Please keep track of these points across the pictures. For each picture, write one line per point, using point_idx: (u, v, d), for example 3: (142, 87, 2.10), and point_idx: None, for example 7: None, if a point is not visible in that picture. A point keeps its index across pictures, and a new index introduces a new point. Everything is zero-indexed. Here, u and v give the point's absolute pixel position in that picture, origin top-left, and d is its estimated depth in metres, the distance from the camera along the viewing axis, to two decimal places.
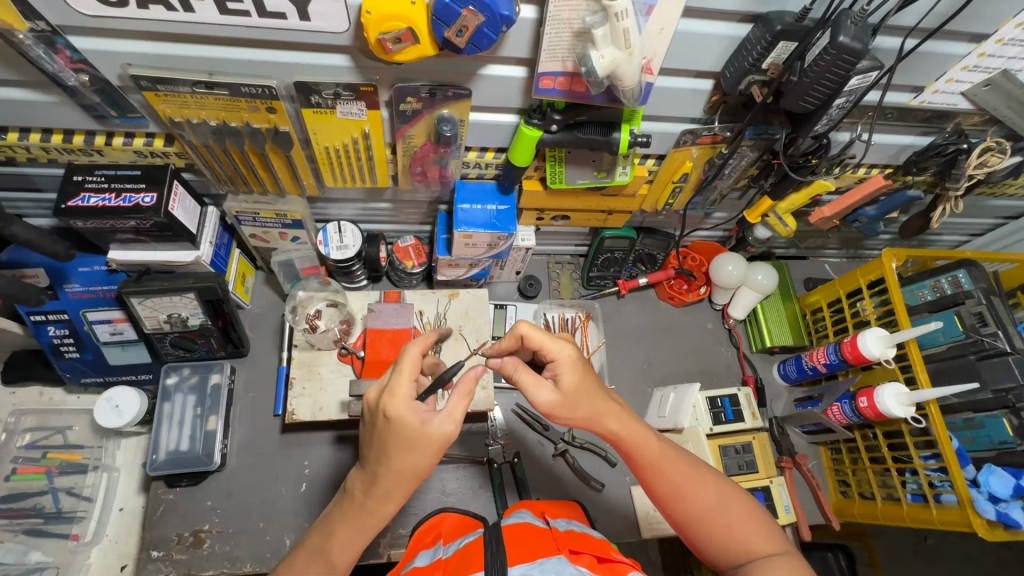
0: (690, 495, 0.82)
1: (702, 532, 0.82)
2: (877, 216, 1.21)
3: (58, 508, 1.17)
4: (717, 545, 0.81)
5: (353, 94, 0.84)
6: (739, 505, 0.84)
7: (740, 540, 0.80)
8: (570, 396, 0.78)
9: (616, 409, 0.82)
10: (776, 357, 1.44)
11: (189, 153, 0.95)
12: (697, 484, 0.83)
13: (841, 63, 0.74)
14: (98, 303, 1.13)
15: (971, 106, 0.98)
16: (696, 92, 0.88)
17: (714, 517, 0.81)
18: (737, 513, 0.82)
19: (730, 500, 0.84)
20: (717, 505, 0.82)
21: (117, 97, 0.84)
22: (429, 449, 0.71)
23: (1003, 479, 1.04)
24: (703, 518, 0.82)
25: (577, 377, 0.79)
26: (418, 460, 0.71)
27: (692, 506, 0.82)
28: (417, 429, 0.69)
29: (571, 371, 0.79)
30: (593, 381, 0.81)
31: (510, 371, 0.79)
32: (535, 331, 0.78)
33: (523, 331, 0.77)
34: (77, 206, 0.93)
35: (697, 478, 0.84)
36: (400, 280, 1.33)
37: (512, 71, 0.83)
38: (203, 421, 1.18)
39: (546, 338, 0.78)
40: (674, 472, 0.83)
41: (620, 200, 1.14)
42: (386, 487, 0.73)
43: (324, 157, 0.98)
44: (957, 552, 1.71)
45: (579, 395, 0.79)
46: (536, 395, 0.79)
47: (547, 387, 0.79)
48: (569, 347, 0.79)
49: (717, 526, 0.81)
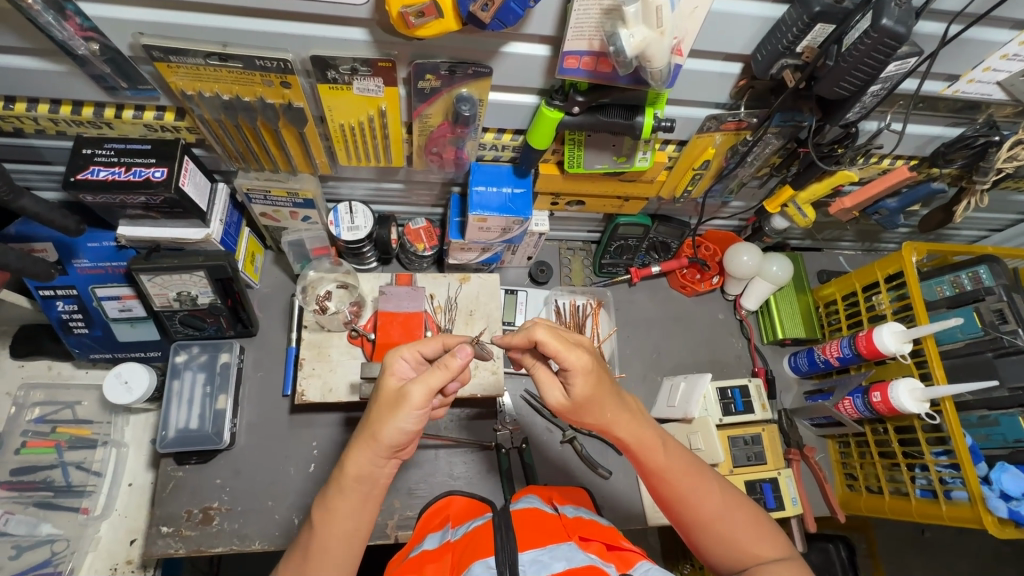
0: (696, 503, 0.82)
1: (707, 536, 0.82)
2: (898, 208, 1.17)
3: (67, 481, 1.18)
4: (719, 549, 0.82)
5: (370, 70, 0.82)
6: (743, 511, 0.84)
7: (744, 546, 0.81)
8: (582, 402, 0.79)
9: (625, 417, 0.82)
10: (788, 349, 1.43)
11: (201, 128, 0.93)
12: (703, 490, 0.83)
13: (881, 47, 0.72)
14: (106, 279, 1.11)
15: (1005, 97, 0.96)
16: (723, 76, 0.85)
17: (719, 524, 0.82)
18: (742, 518, 0.83)
19: (736, 507, 0.84)
20: (723, 512, 0.82)
21: (128, 68, 0.82)
22: (385, 401, 0.75)
23: (1016, 478, 1.03)
24: (708, 523, 0.82)
25: (589, 387, 0.77)
26: (377, 410, 0.75)
27: (698, 512, 0.82)
28: (390, 378, 0.78)
29: (585, 381, 0.77)
30: (606, 387, 0.79)
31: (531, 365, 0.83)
32: (550, 337, 0.76)
33: (537, 337, 0.76)
34: (86, 180, 0.91)
35: (705, 485, 0.84)
36: (410, 262, 1.31)
37: (535, 49, 0.80)
38: (213, 399, 1.17)
39: (561, 346, 0.76)
40: (681, 479, 0.83)
41: (638, 186, 1.11)
42: (355, 436, 0.78)
43: (338, 135, 0.95)
44: (955, 546, 1.72)
45: (590, 403, 0.79)
46: (547, 393, 0.82)
47: (560, 387, 0.81)
48: (585, 356, 0.77)
49: (723, 531, 0.81)
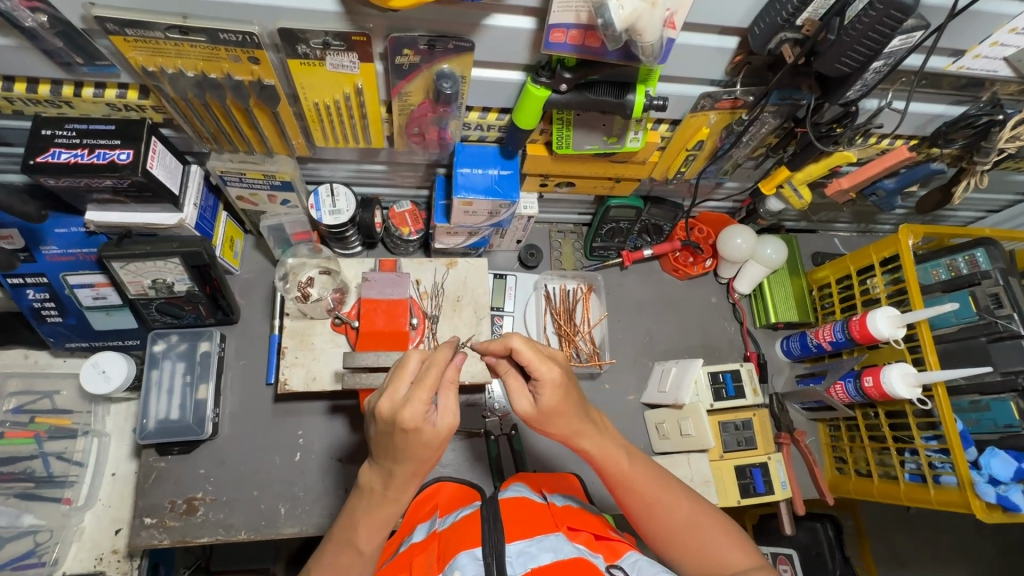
0: (661, 509, 0.83)
1: (675, 547, 0.81)
2: (895, 189, 1.14)
3: (49, 472, 1.15)
4: (689, 561, 0.80)
5: (344, 44, 0.77)
6: (713, 520, 0.82)
7: (715, 555, 0.79)
8: (550, 411, 0.80)
9: (590, 429, 0.84)
10: (780, 333, 1.41)
11: (167, 107, 0.88)
12: (670, 498, 0.84)
13: (886, 20, 0.68)
14: (77, 267, 1.07)
15: (1011, 74, 0.92)
16: (719, 51, 0.81)
17: (686, 533, 0.81)
18: (711, 529, 0.81)
19: (704, 518, 0.82)
20: (689, 520, 0.82)
21: (82, 42, 0.76)
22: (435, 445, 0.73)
23: (1005, 462, 1.02)
24: (675, 533, 0.81)
25: (556, 401, 0.79)
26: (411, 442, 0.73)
27: (663, 521, 0.82)
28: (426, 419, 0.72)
29: (553, 394, 0.79)
30: (574, 402, 0.81)
31: (503, 371, 0.85)
32: (525, 348, 0.77)
33: (512, 345, 0.77)
34: (47, 162, 0.86)
35: (671, 494, 0.84)
36: (396, 247, 1.27)
37: (519, 22, 0.75)
38: (193, 389, 1.15)
39: (534, 357, 0.77)
40: (645, 486, 0.84)
41: (629, 167, 1.07)
42: (401, 478, 0.76)
43: (313, 114, 0.91)
44: (939, 523, 1.75)
45: (555, 413, 0.81)
46: (514, 401, 0.83)
47: (529, 396, 0.82)
48: (557, 370, 0.78)
49: (690, 540, 0.80)
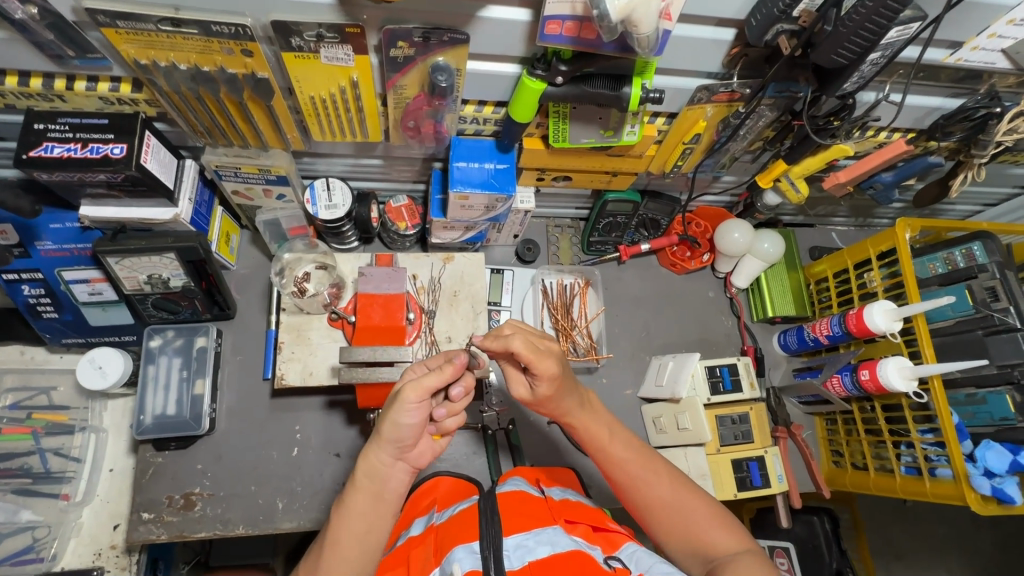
0: (646, 487, 0.84)
1: (661, 525, 0.82)
2: (893, 182, 1.13)
3: (46, 468, 1.15)
4: (675, 539, 0.81)
5: (338, 37, 0.76)
6: (698, 499, 0.83)
7: (699, 535, 0.79)
8: (546, 398, 0.84)
9: (578, 410, 0.86)
10: (777, 327, 1.41)
11: (161, 101, 0.87)
12: (655, 477, 0.84)
13: (882, 12, 0.69)
14: (72, 262, 1.06)
15: (1009, 65, 0.91)
16: (716, 43, 0.80)
17: (671, 511, 0.82)
18: (695, 507, 0.82)
19: (690, 498, 0.83)
20: (674, 499, 0.83)
21: (73, 35, 0.75)
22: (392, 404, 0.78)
23: (1000, 455, 1.02)
24: (660, 511, 0.83)
25: (552, 391, 0.82)
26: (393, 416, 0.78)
27: (648, 499, 0.83)
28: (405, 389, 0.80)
29: (549, 385, 0.81)
30: (568, 391, 0.84)
31: (501, 360, 0.87)
32: (524, 349, 0.78)
33: (512, 347, 0.78)
34: (40, 157, 0.86)
35: (656, 472, 0.85)
36: (392, 242, 1.27)
37: (515, 13, 0.75)
38: (190, 384, 1.15)
39: (533, 355, 0.78)
40: (630, 464, 0.85)
41: (626, 160, 1.07)
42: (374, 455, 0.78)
43: (309, 108, 0.90)
44: (936, 516, 1.75)
45: (550, 400, 0.84)
46: (512, 387, 0.86)
47: (526, 384, 0.85)
48: (555, 366, 0.79)
49: (675, 518, 0.81)
